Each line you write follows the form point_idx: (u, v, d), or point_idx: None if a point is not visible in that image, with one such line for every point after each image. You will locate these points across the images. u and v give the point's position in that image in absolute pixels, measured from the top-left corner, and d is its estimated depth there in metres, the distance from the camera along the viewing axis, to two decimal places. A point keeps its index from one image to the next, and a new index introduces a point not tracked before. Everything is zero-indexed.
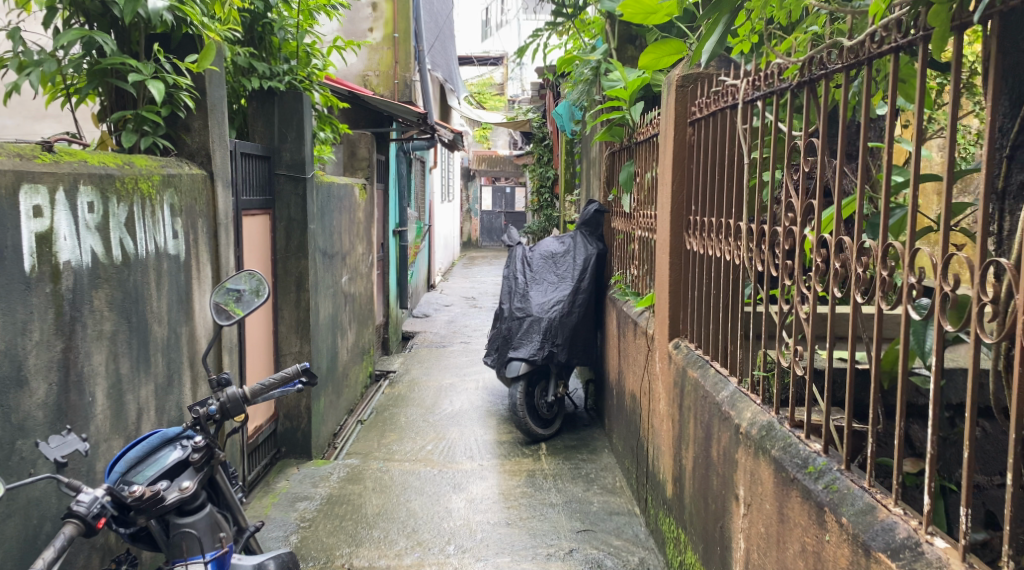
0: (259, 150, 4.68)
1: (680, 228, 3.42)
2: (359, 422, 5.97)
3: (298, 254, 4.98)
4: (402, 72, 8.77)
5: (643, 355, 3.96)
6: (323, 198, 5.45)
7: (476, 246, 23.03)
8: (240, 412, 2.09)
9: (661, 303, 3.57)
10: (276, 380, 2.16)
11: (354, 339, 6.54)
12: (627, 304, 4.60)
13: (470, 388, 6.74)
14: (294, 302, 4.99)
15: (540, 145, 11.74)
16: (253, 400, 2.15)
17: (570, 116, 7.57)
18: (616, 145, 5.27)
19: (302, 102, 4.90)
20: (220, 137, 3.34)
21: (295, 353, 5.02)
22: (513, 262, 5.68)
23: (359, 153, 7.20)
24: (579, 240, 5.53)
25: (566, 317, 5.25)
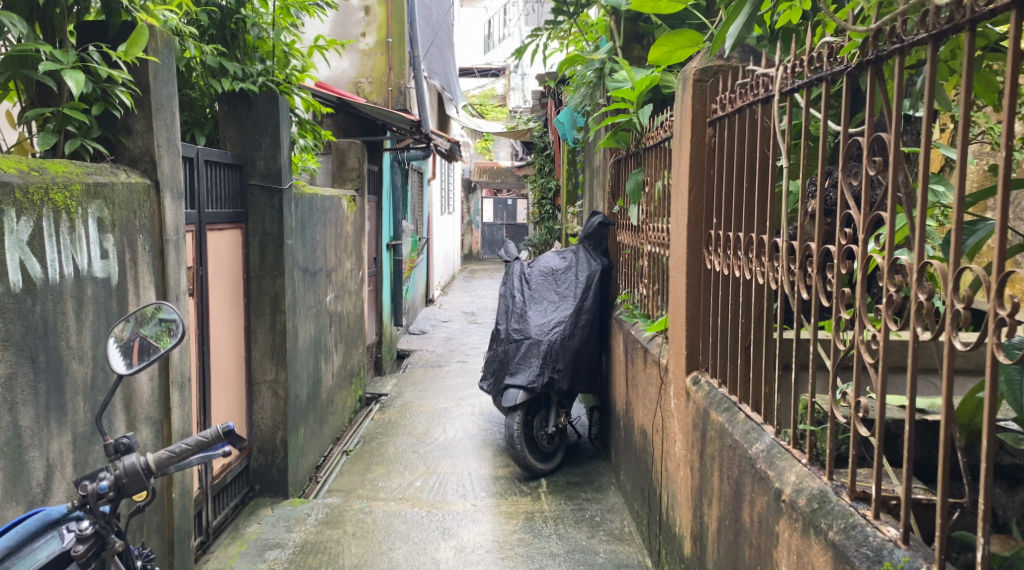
0: (229, 158, 4.25)
1: (698, 245, 2.96)
2: (344, 453, 5.50)
3: (273, 272, 4.52)
4: (396, 79, 8.35)
5: (655, 388, 3.50)
6: (304, 211, 5.01)
7: (477, 259, 22.63)
8: (140, 490, 1.69)
9: (676, 331, 3.11)
10: (192, 446, 1.73)
11: (341, 361, 6.08)
12: (636, 328, 4.14)
13: (466, 415, 6.28)
14: (269, 325, 4.54)
15: (542, 156, 11.31)
16: (162, 470, 1.74)
17: (574, 124, 7.11)
18: (622, 152, 4.82)
19: (278, 106, 4.47)
20: (168, 142, 2.92)
21: (270, 381, 4.56)
22: (510, 279, 5.23)
23: (348, 162, 6.75)
24: (582, 255, 5.06)
25: (568, 339, 4.79)
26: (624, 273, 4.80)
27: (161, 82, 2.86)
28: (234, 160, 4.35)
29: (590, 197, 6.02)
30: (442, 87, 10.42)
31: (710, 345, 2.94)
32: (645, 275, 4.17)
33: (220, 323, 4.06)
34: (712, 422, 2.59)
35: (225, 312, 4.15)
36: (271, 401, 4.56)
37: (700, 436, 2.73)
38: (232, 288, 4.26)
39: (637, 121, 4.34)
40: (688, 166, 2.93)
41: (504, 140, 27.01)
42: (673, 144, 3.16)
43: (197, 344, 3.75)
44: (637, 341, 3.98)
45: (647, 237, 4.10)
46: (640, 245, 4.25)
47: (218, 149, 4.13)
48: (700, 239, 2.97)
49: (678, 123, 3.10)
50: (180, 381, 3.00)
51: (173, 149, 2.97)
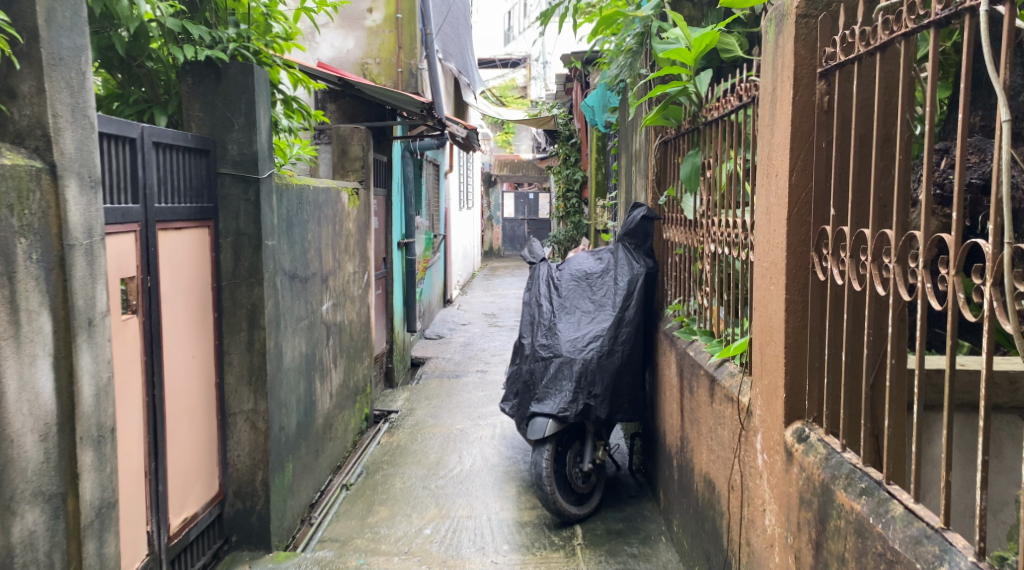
0: (193, 140, 3.47)
1: (802, 244, 2.13)
2: (344, 488, 4.72)
3: (250, 280, 3.73)
4: (407, 59, 7.56)
5: (731, 433, 2.67)
6: (291, 207, 4.22)
7: (498, 256, 21.88)
8: None
9: (769, 366, 2.27)
10: None
11: (342, 378, 5.30)
12: (695, 347, 3.31)
13: (485, 439, 5.48)
14: (246, 344, 3.76)
15: (567, 145, 10.50)
16: None
17: (607, 106, 6.26)
18: (671, 132, 3.99)
19: (254, 79, 3.69)
20: (75, 111, 2.15)
21: (248, 412, 3.77)
22: (535, 284, 4.45)
23: (351, 150, 5.90)
24: (621, 256, 4.21)
25: (606, 358, 3.98)
26: (675, 279, 3.96)
27: (62, 27, 2.10)
28: (200, 144, 3.57)
29: (627, 186, 5.18)
30: (458, 70, 9.62)
31: (821, 387, 2.10)
32: (706, 281, 3.33)
33: (179, 345, 3.28)
34: (839, 508, 1.77)
35: (188, 330, 3.38)
36: (249, 435, 3.77)
37: (817, 521, 1.90)
38: (197, 301, 3.48)
39: (694, 90, 3.51)
40: (788, 136, 2.10)
41: (525, 132, 26.14)
42: (761, 109, 2.33)
43: (144, 374, 2.98)
44: (699, 367, 3.14)
45: (709, 235, 3.27)
46: (698, 244, 3.42)
47: (179, 131, 3.36)
48: (805, 238, 2.13)
49: (770, 79, 2.27)
50: (96, 436, 2.22)
51: (83, 120, 2.19)
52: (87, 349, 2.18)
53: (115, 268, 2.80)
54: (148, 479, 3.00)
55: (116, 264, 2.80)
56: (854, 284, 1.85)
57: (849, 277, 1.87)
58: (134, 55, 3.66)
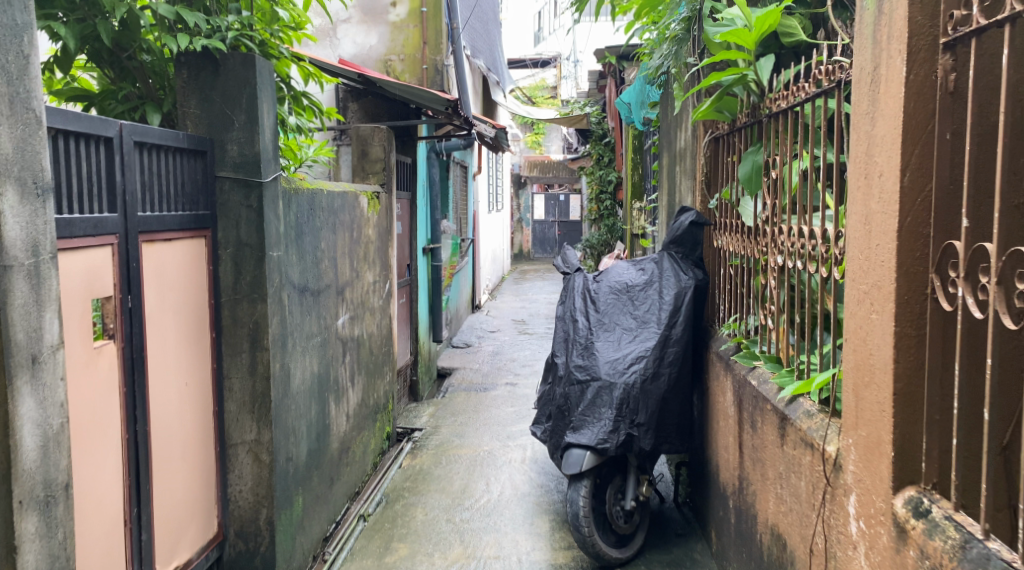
0: (186, 141, 3.08)
1: (918, 263, 1.67)
2: (362, 519, 4.32)
3: (252, 295, 3.34)
4: (432, 55, 7.16)
5: (812, 487, 2.20)
6: (301, 213, 3.82)
7: (528, 259, 21.50)
8: None
9: (868, 414, 1.81)
10: None
11: (361, 398, 4.90)
12: (759, 376, 2.86)
13: (515, 463, 5.05)
14: (248, 367, 3.37)
15: (599, 144, 10.10)
16: None
17: (645, 102, 5.82)
18: (723, 127, 3.55)
19: (255, 70, 3.30)
20: (12, 104, 1.75)
21: (251, 444, 3.38)
22: (569, 297, 4.02)
23: (371, 151, 5.50)
24: (667, 266, 3.76)
25: (650, 383, 3.53)
26: (729, 294, 3.50)
27: None
28: (195, 144, 3.18)
29: (670, 188, 4.73)
30: (487, 67, 9.21)
31: (944, 446, 1.64)
32: (772, 298, 2.87)
33: (168, 372, 2.90)
34: None
35: (180, 354, 2.99)
36: (252, 469, 3.39)
37: None
38: (192, 321, 3.10)
39: (754, 79, 3.05)
40: (900, 127, 1.64)
41: (555, 132, 25.63)
42: (857, 94, 1.86)
43: (124, 407, 2.60)
44: (765, 400, 2.68)
45: (775, 245, 2.82)
46: (760, 254, 2.96)
47: (170, 130, 2.98)
48: (922, 255, 1.67)
49: (869, 56, 1.81)
50: (42, 498, 1.83)
51: (24, 113, 1.80)
52: (28, 394, 1.78)
53: (87, 287, 2.42)
54: (129, 528, 2.62)
55: (89, 282, 2.42)
56: (1006, 319, 1.39)
57: (996, 308, 1.41)
58: (123, 45, 3.31)
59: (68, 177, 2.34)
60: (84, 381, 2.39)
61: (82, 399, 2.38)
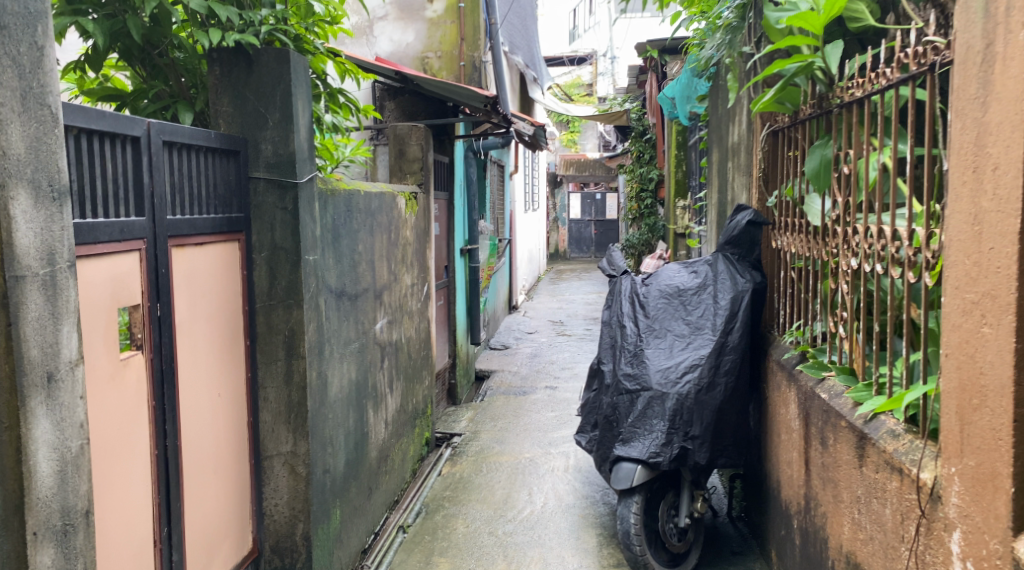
0: (218, 140, 2.94)
1: None
2: (401, 529, 4.17)
3: (288, 301, 3.20)
4: (469, 51, 6.99)
5: (901, 515, 1.99)
6: (338, 215, 3.67)
7: (564, 258, 21.29)
8: None
9: (987, 442, 1.62)
10: None
11: (399, 403, 4.75)
12: (830, 390, 2.64)
13: (558, 472, 4.86)
14: (283, 376, 3.22)
15: (640, 141, 9.89)
16: None
17: (692, 96, 5.61)
18: (784, 120, 3.36)
19: (290, 65, 3.15)
20: (23, 100, 1.62)
21: (286, 455, 3.24)
22: (616, 301, 3.84)
23: (409, 150, 5.34)
24: (721, 268, 3.53)
25: (705, 393, 3.33)
26: (792, 299, 3.27)
27: None
28: (228, 144, 3.03)
29: (723, 185, 4.51)
30: (525, 64, 9.02)
31: None
32: (844, 304, 2.65)
33: (200, 383, 2.77)
34: None
35: (212, 364, 2.85)
36: (288, 482, 3.24)
37: None
38: (225, 329, 2.97)
39: (822, 65, 2.85)
40: None
41: (591, 129, 25.32)
42: (969, 77, 1.71)
43: (153, 422, 2.47)
44: (839, 416, 2.47)
45: (847, 248, 2.60)
46: (829, 257, 2.74)
47: (202, 129, 2.84)
48: None
49: (987, 38, 1.65)
50: (59, 528, 1.70)
51: (38, 108, 1.67)
52: (43, 415, 1.66)
53: (112, 296, 2.28)
54: (158, 549, 2.49)
55: (114, 291, 2.28)
56: None
57: None
58: (153, 41, 3.19)
59: (91, 179, 2.21)
60: (110, 396, 2.25)
61: (109, 414, 2.25)
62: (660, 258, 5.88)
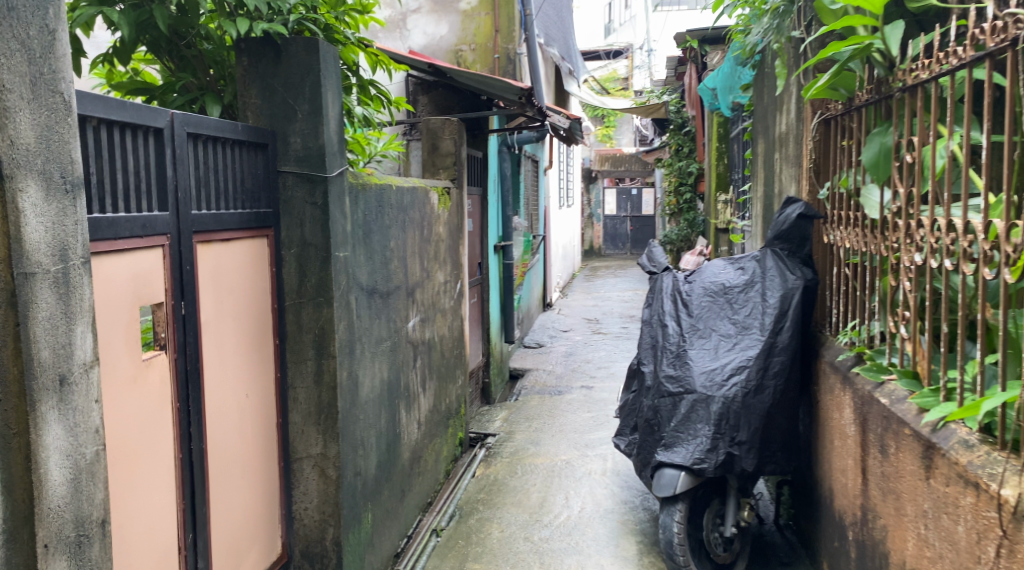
0: (246, 133, 2.84)
1: None
2: (435, 533, 4.06)
3: (317, 299, 3.09)
4: (504, 44, 6.86)
5: (980, 534, 1.82)
6: (369, 210, 3.57)
7: (599, 255, 21.10)
8: None
9: None
10: None
11: (433, 403, 4.64)
12: (892, 395, 2.47)
13: (596, 476, 4.72)
14: (313, 376, 3.12)
15: (679, 134, 9.72)
16: None
17: (735, 86, 5.46)
18: (837, 109, 3.20)
19: (320, 56, 3.04)
20: (33, 86, 1.53)
21: (316, 458, 3.14)
22: (656, 299, 3.72)
23: (442, 145, 5.23)
24: (770, 264, 3.40)
25: (753, 396, 3.20)
26: (848, 296, 3.09)
27: None
28: (256, 137, 2.93)
29: (769, 179, 4.34)
30: (560, 57, 8.87)
31: None
32: (906, 303, 2.48)
33: (226, 384, 2.68)
34: None
35: (239, 364, 2.76)
36: (318, 485, 3.14)
37: None
38: (253, 328, 2.87)
39: (881, 47, 2.65)
40: None
41: (626, 125, 25.06)
42: None
43: (177, 424, 2.38)
44: (903, 423, 2.29)
45: (910, 242, 2.42)
46: (889, 253, 2.57)
47: (228, 121, 2.74)
48: None
49: None
50: (73, 539, 1.60)
51: (49, 96, 1.57)
52: (54, 421, 1.56)
53: (133, 294, 2.19)
54: (183, 555, 2.40)
55: (135, 288, 2.19)
56: None
57: None
58: (180, 32, 3.10)
59: (111, 173, 2.12)
60: (130, 398, 2.16)
61: (128, 417, 2.16)
62: (701, 254, 5.71)
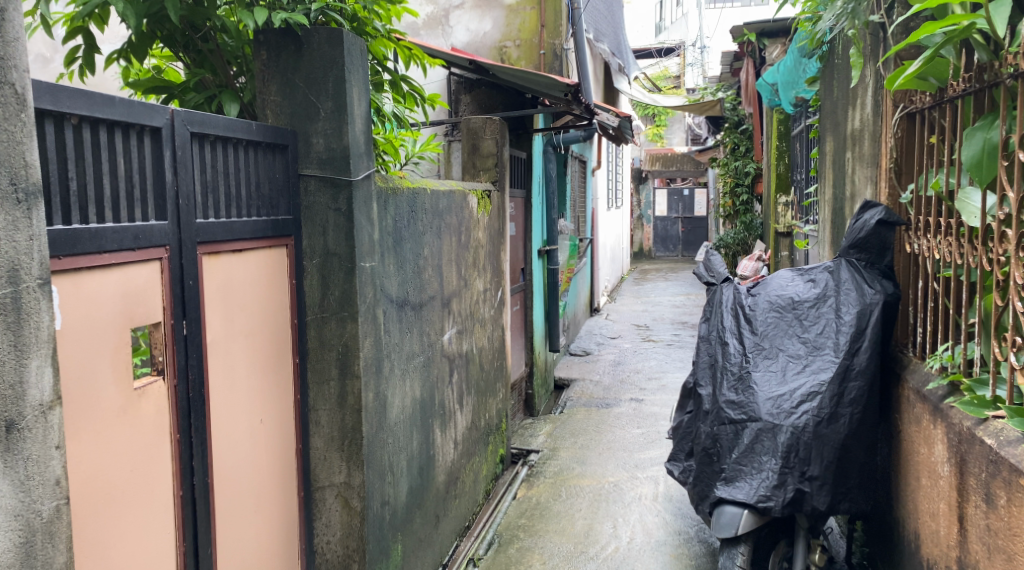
0: (262, 133, 2.57)
1: None
2: (472, 563, 3.76)
3: (341, 313, 2.82)
4: (550, 39, 6.55)
5: None
6: (400, 216, 3.30)
7: (649, 257, 20.64)
8: None
9: None
10: None
11: (471, 420, 4.36)
12: (1002, 437, 2.12)
13: (646, 502, 4.40)
14: (336, 398, 2.85)
15: (735, 133, 9.34)
16: None
17: (798, 80, 5.08)
18: (927, 101, 2.83)
19: (343, 48, 2.76)
20: None
21: (340, 487, 2.87)
22: (716, 312, 3.39)
23: (483, 145, 4.93)
24: (845, 277, 3.04)
25: (826, 426, 2.85)
26: (939, 315, 2.71)
27: None
28: (275, 137, 2.66)
29: (841, 179, 3.95)
30: (609, 53, 8.53)
31: None
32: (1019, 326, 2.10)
33: (237, 410, 2.42)
34: None
35: (254, 387, 2.50)
36: (341, 517, 2.87)
37: None
38: (270, 347, 2.61)
39: (986, 26, 2.27)
40: None
41: (677, 123, 24.42)
42: None
43: (177, 458, 2.13)
44: None
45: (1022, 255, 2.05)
46: (995, 268, 2.20)
47: (242, 120, 2.47)
48: None
49: None
50: None
51: None
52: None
53: (123, 314, 1.94)
54: None
55: (125, 307, 1.94)
56: None
57: None
58: (196, 24, 2.86)
59: (95, 179, 1.89)
60: (117, 432, 1.91)
61: (113, 453, 1.91)
62: (759, 260, 5.34)
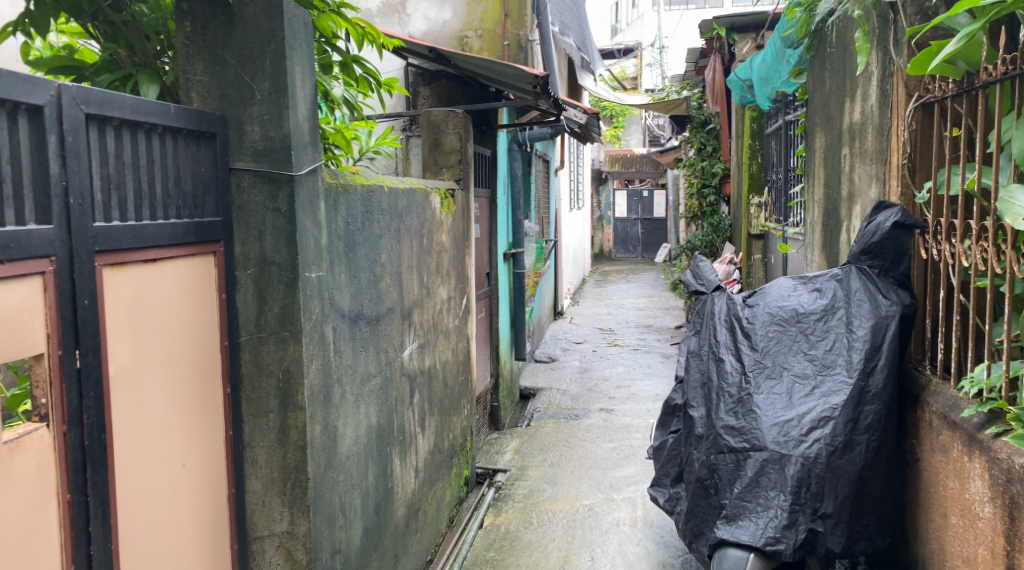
0: (184, 118, 2.14)
1: None
2: None
3: (282, 333, 2.40)
4: (514, 29, 6.17)
5: None
6: (353, 217, 2.87)
7: (609, 259, 20.38)
8: None
9: None
10: None
11: (434, 442, 3.95)
12: None
13: (625, 528, 4.03)
14: (276, 433, 2.42)
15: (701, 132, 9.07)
16: None
17: (777, 73, 4.72)
18: (950, 89, 2.51)
19: (283, 20, 2.34)
20: None
21: (281, 536, 2.44)
22: (708, 325, 3.03)
23: (445, 141, 4.51)
24: (856, 286, 2.71)
25: (839, 457, 2.51)
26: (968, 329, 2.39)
27: None
28: (199, 123, 2.22)
29: (836, 178, 3.64)
30: (574, 47, 8.17)
31: None
32: None
33: (150, 456, 1.98)
34: None
35: (172, 425, 2.07)
36: None
37: None
38: (193, 376, 2.17)
39: None
40: None
41: (636, 124, 24.26)
42: None
43: (67, 525, 1.69)
44: None
45: None
46: None
47: (157, 102, 2.04)
48: None
49: None
50: None
51: None
52: None
53: None
54: None
55: None
56: None
57: None
58: None
59: None
60: None
61: None
62: (731, 264, 5.04)
